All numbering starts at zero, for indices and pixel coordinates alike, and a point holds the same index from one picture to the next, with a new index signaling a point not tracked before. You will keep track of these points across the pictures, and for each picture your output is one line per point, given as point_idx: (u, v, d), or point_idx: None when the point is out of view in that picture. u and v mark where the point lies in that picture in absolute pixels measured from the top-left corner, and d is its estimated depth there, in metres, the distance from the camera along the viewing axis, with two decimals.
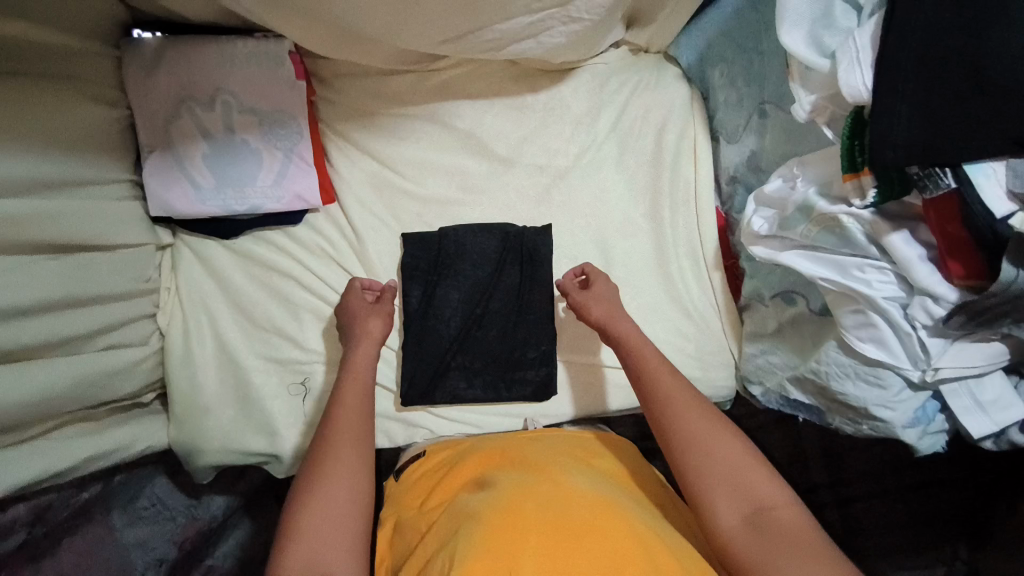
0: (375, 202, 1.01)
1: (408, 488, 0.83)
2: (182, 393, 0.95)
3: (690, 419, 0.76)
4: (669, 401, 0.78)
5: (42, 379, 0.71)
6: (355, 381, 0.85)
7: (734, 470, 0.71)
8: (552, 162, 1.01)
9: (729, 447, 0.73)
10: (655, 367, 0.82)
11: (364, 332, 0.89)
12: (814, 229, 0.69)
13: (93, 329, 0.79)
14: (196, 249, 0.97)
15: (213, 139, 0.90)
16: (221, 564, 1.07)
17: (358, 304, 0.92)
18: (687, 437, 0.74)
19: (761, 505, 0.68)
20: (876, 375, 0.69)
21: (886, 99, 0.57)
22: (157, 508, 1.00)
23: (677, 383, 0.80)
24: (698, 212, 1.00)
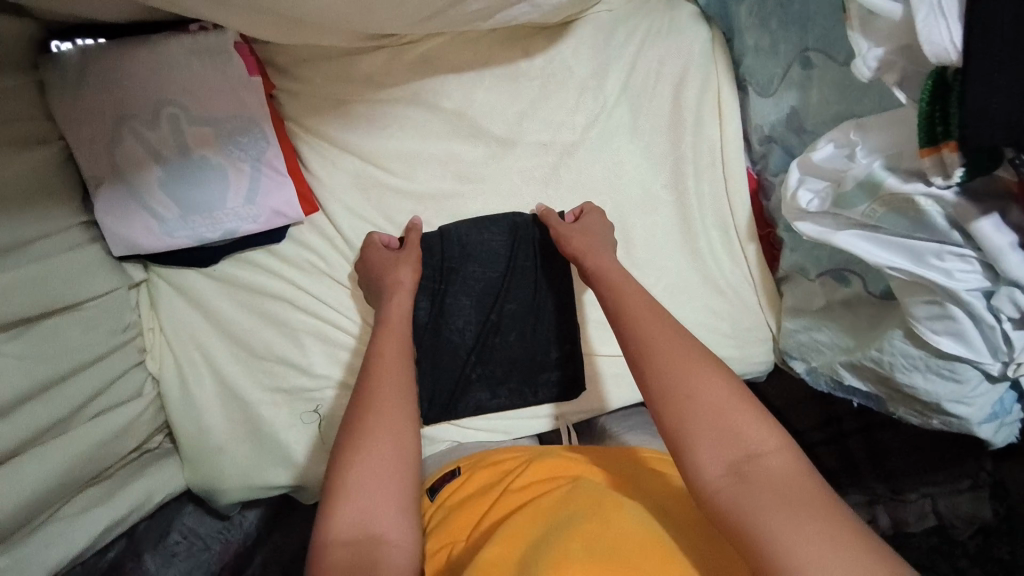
0: (363, 204, 0.90)
1: (444, 519, 0.70)
2: (190, 436, 0.89)
3: (666, 356, 0.62)
4: (648, 339, 0.64)
5: (35, 470, 0.65)
6: (388, 331, 0.76)
7: (719, 411, 0.57)
8: (557, 137, 0.89)
9: (713, 385, 0.59)
10: (635, 304, 0.69)
11: (397, 281, 0.81)
12: (879, 209, 0.60)
13: (74, 405, 0.71)
14: (175, 282, 0.88)
15: (166, 160, 0.78)
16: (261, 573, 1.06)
17: (384, 252, 0.85)
18: (659, 378, 0.61)
19: (751, 452, 0.55)
20: (950, 369, 0.61)
21: (982, 62, 0.46)
22: (189, 540, 0.96)
23: (655, 318, 0.67)
24: (727, 176, 0.89)
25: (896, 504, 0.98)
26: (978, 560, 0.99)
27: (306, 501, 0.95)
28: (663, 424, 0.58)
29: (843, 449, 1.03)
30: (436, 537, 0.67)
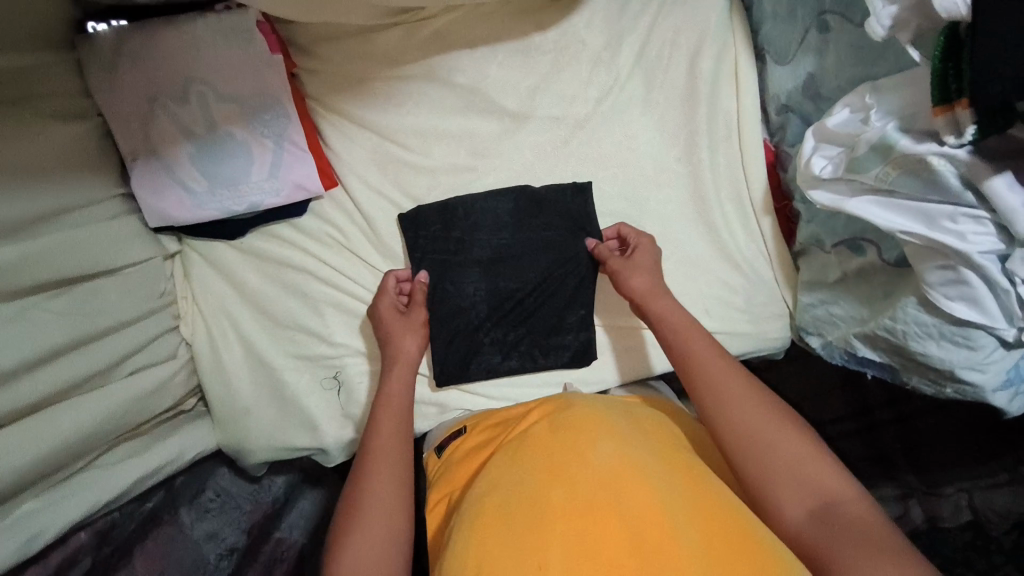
0: (381, 179, 0.93)
1: (448, 468, 0.77)
2: (221, 398, 0.95)
3: (744, 412, 0.68)
4: (717, 390, 0.70)
5: (76, 419, 0.70)
6: (388, 406, 0.78)
7: (790, 459, 0.64)
8: (570, 111, 0.89)
9: (787, 438, 0.65)
10: (704, 354, 0.74)
11: (398, 347, 0.84)
12: (892, 172, 0.58)
13: (114, 359, 0.76)
14: (205, 254, 0.93)
15: (196, 136, 0.82)
16: (289, 535, 1.05)
17: (386, 314, 0.86)
18: (740, 432, 0.66)
19: (827, 497, 0.61)
20: (965, 335, 0.60)
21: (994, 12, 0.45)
22: (222, 499, 1.01)
23: (727, 373, 0.71)
24: (743, 148, 0.88)
25: (929, 498, 0.97)
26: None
27: (327, 464, 0.98)
28: (744, 471, 0.65)
29: (876, 439, 1.01)
30: (439, 487, 0.75)
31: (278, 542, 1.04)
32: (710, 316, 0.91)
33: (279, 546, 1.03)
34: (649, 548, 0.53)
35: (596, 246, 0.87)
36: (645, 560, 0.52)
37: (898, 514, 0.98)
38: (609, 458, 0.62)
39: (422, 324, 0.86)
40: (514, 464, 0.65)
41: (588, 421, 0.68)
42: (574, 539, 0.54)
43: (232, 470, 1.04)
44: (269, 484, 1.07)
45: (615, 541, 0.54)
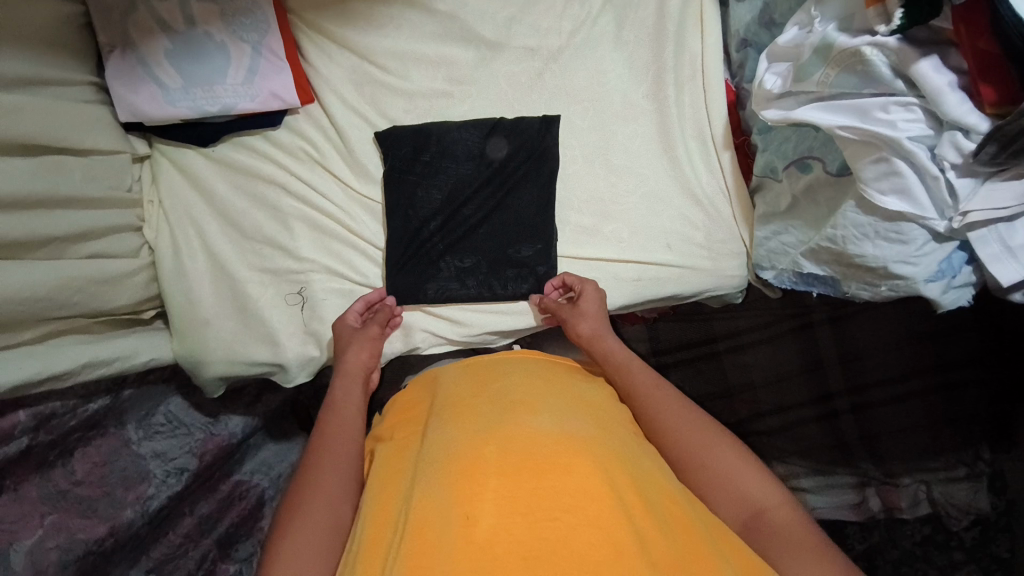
0: (357, 99, 0.95)
1: (382, 420, 0.76)
2: (178, 308, 0.93)
3: (699, 445, 0.66)
4: (653, 412, 0.70)
5: (24, 277, 0.71)
6: (344, 399, 0.78)
7: (733, 481, 0.63)
8: (544, 42, 0.94)
9: (721, 449, 0.66)
10: (639, 378, 0.75)
11: (350, 359, 0.84)
12: (832, 72, 0.63)
13: (74, 233, 0.78)
14: (175, 160, 0.93)
15: (175, 34, 0.85)
16: (250, 478, 1.08)
17: (347, 329, 0.89)
18: (677, 450, 0.67)
19: (757, 506, 0.61)
20: (896, 230, 0.63)
21: None
22: (173, 424, 0.98)
23: (662, 394, 0.72)
24: (706, 86, 0.92)
25: (886, 487, 1.09)
26: (975, 555, 1.10)
27: (286, 383, 0.96)
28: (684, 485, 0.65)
29: (833, 426, 1.12)
30: (375, 436, 0.74)
31: (237, 483, 1.06)
32: (671, 250, 0.92)
33: (239, 488, 1.06)
34: (585, 502, 0.51)
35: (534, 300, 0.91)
36: (579, 515, 0.50)
37: (856, 502, 1.12)
38: (549, 422, 0.61)
39: (376, 337, 0.87)
40: (450, 424, 0.63)
41: (526, 392, 0.68)
42: (505, 485, 0.53)
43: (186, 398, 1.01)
44: (226, 421, 1.05)
45: (546, 490, 0.52)
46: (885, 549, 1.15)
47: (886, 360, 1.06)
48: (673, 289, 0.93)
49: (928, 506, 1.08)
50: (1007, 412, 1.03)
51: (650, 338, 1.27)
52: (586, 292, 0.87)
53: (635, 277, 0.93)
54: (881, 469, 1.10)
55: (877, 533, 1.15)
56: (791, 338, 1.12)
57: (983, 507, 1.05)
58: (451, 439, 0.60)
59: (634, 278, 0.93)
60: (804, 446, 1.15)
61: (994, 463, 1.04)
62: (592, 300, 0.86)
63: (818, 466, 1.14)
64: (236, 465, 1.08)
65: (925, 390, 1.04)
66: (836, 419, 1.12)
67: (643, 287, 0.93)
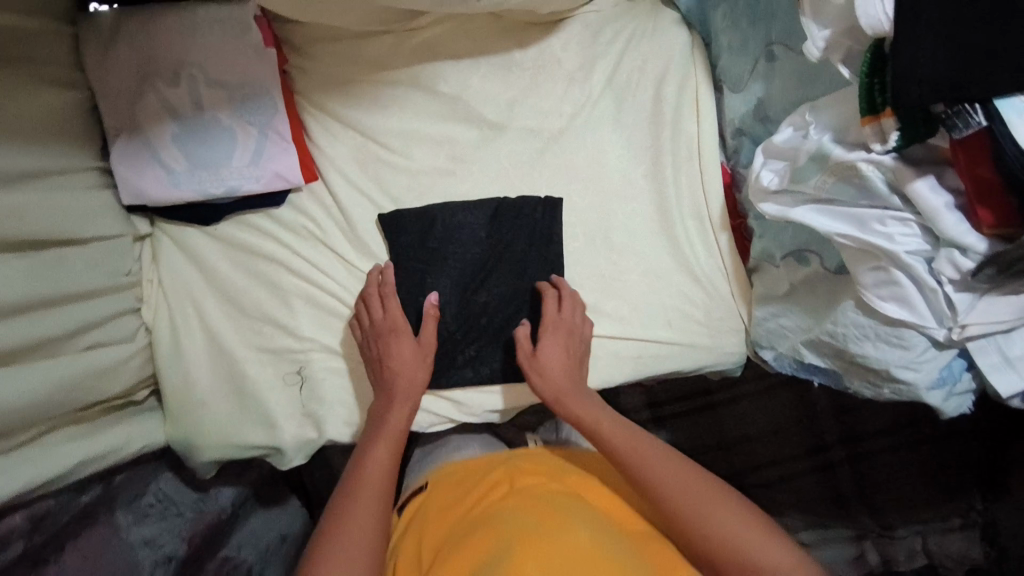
0: (359, 175, 0.96)
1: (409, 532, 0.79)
2: (175, 388, 0.92)
3: (711, 514, 0.74)
4: (683, 495, 0.76)
5: (24, 383, 0.71)
6: (387, 435, 0.85)
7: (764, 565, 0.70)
8: (545, 124, 0.96)
9: (750, 538, 0.72)
10: (666, 457, 0.81)
11: (385, 416, 0.86)
12: (828, 179, 0.64)
13: (65, 332, 0.77)
14: (175, 237, 0.93)
15: (182, 118, 0.85)
16: (236, 554, 1.03)
17: (411, 346, 0.88)
18: (710, 532, 0.73)
19: None
20: (898, 336, 0.65)
21: (903, 67, 0.53)
22: (163, 505, 0.96)
23: (684, 471, 0.79)
24: (703, 169, 0.94)
25: (884, 539, 1.19)
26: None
27: (281, 466, 0.96)
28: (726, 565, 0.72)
29: (831, 478, 1.22)
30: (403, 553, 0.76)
31: (225, 559, 1.02)
32: (670, 326, 0.96)
33: (226, 564, 1.01)
34: None
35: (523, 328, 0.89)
36: None
37: (856, 555, 1.20)
38: (584, 534, 0.62)
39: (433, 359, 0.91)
40: (485, 535, 0.64)
41: (553, 504, 0.69)
42: None
43: (177, 474, 0.99)
44: (217, 494, 1.03)
45: None
46: None
47: (873, 413, 1.20)
48: (675, 364, 0.96)
49: (924, 556, 1.18)
50: (1000, 460, 1.13)
51: (649, 403, 1.24)
52: (551, 316, 0.90)
53: (636, 354, 0.96)
54: (876, 519, 1.20)
55: None
56: (787, 391, 1.21)
57: (977, 557, 1.15)
58: (489, 551, 0.61)
59: (634, 354, 0.96)
60: (802, 498, 1.22)
61: (987, 513, 1.15)
62: (558, 316, 0.90)
63: (817, 520, 1.22)
64: (223, 538, 1.03)
65: (910, 441, 1.19)
66: (835, 472, 1.21)
67: (645, 363, 0.96)
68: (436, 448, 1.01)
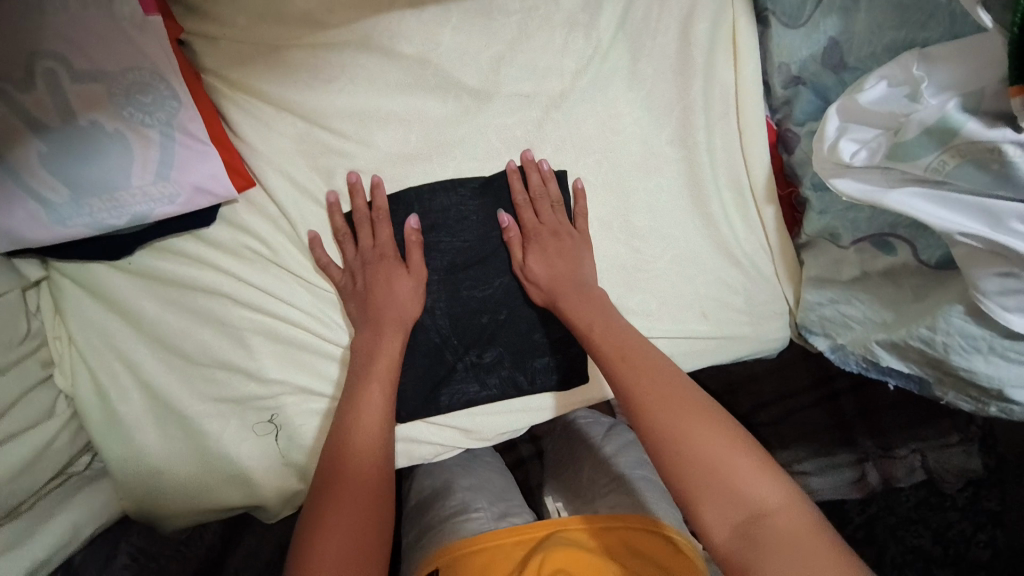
0: (310, 174, 0.75)
1: None
2: (119, 462, 0.75)
3: (688, 427, 0.61)
4: (657, 406, 0.62)
5: None
6: (376, 329, 0.71)
7: (732, 484, 0.57)
8: (542, 87, 0.75)
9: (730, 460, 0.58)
10: (645, 366, 0.66)
11: (384, 308, 0.71)
12: (951, 161, 0.49)
13: None
14: (81, 280, 0.73)
15: (47, 130, 0.62)
16: None
17: (396, 262, 0.73)
18: (681, 445, 0.60)
19: (756, 510, 0.56)
20: (1019, 350, 0.53)
21: None
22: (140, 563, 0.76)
23: (662, 378, 0.65)
24: (742, 126, 0.76)
25: (885, 460, 1.00)
26: (969, 512, 1.07)
27: (268, 520, 0.81)
28: (694, 485, 0.58)
29: (834, 407, 1.05)
30: None
31: None
32: (707, 318, 0.81)
33: None
34: None
35: (501, 215, 0.75)
36: None
37: (857, 479, 1.01)
38: None
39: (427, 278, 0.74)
40: None
41: None
42: None
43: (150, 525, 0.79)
44: (201, 534, 0.83)
45: None
46: (883, 516, 1.08)
47: None
48: (712, 359, 0.83)
49: (924, 473, 1.01)
50: None
51: None
52: (529, 224, 0.75)
53: (667, 354, 0.81)
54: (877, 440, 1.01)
55: (875, 504, 1.08)
56: None
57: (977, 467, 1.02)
58: None
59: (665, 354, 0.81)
60: (805, 430, 1.05)
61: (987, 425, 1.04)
62: (539, 224, 0.75)
63: (818, 448, 1.03)
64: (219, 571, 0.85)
65: None
66: (839, 400, 1.06)
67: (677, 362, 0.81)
68: (434, 475, 0.87)
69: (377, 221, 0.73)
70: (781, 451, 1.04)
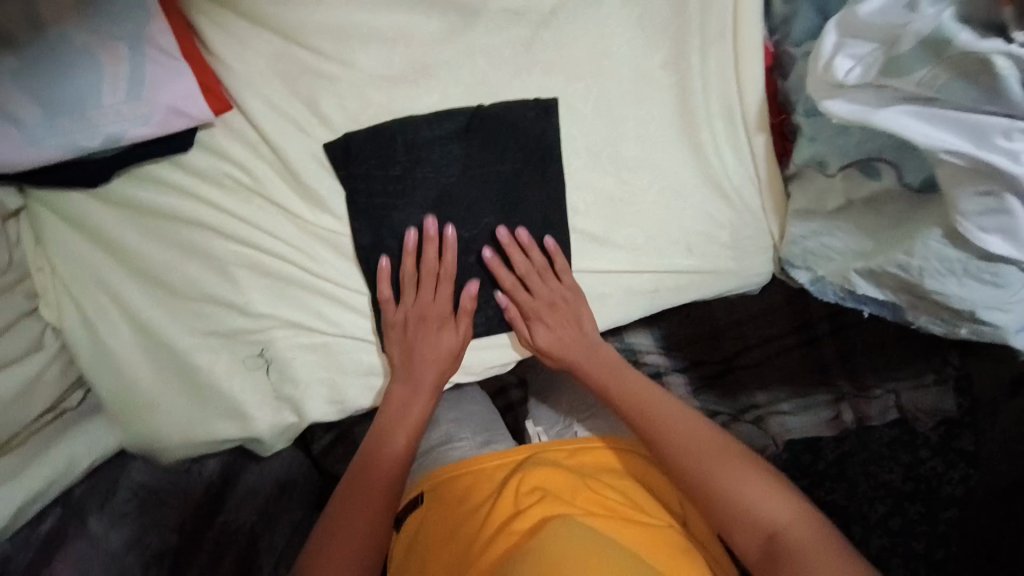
0: (289, 97, 0.72)
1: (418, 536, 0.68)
2: (112, 394, 0.76)
3: (708, 461, 0.68)
4: (678, 447, 0.69)
5: None
6: (405, 383, 0.76)
7: (745, 499, 0.64)
8: (531, 3, 0.72)
9: (755, 487, 0.65)
10: (666, 411, 0.73)
11: (411, 375, 0.76)
12: (943, 74, 0.49)
13: None
14: (57, 207, 0.72)
15: (9, 42, 0.59)
16: (241, 518, 0.81)
17: (432, 297, 0.76)
18: (704, 480, 0.67)
19: (773, 528, 0.63)
20: (993, 273, 0.55)
21: None
22: (143, 496, 0.76)
23: (683, 422, 0.72)
24: (737, 52, 0.74)
25: (861, 401, 0.92)
26: (940, 450, 1.10)
27: (262, 453, 0.83)
28: (719, 510, 0.65)
29: (814, 352, 0.94)
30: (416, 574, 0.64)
31: (225, 525, 0.80)
32: (692, 253, 0.81)
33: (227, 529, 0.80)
34: None
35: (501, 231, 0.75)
36: None
37: (832, 418, 0.94)
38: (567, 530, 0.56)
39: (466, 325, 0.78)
40: None
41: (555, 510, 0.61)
42: None
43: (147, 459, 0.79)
44: (200, 469, 0.82)
45: None
46: (856, 453, 1.12)
47: None
48: (697, 294, 0.83)
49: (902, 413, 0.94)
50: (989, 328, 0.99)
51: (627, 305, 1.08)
52: (524, 303, 0.77)
53: (652, 288, 0.82)
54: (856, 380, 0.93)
55: (850, 442, 1.13)
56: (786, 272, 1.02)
57: (951, 409, 0.90)
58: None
59: (651, 289, 0.82)
60: (786, 373, 0.95)
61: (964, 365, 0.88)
62: (548, 289, 0.77)
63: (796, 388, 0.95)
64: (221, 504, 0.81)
65: None
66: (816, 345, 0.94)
67: (660, 297, 0.82)
68: None
69: (440, 276, 0.75)
70: (759, 392, 0.95)
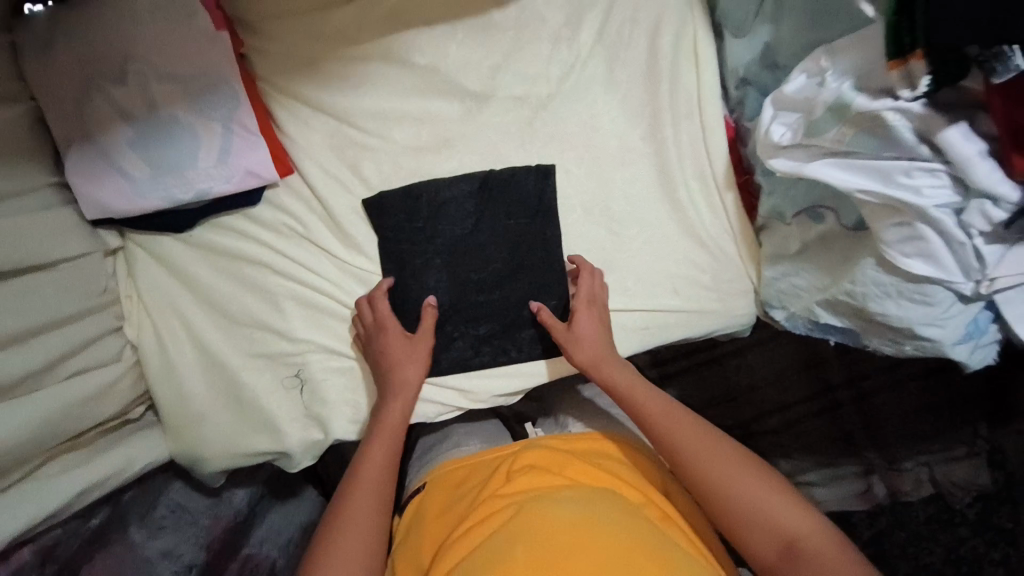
0: (337, 162, 0.89)
1: (421, 514, 0.76)
2: (170, 404, 0.88)
3: (721, 471, 0.72)
4: (695, 457, 0.74)
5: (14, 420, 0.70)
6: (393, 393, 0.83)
7: (765, 512, 0.68)
8: (533, 90, 0.90)
9: (769, 496, 0.69)
10: (680, 424, 0.77)
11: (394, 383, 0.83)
12: (849, 132, 0.62)
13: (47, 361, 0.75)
14: (149, 249, 0.88)
15: (134, 118, 0.79)
16: (259, 551, 0.97)
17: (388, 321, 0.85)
18: (721, 489, 0.71)
19: (792, 536, 0.67)
20: (922, 292, 0.64)
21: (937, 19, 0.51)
22: (178, 514, 0.91)
23: (699, 434, 0.76)
24: (705, 125, 0.89)
25: (891, 474, 1.09)
26: (980, 530, 1.10)
27: (291, 469, 0.92)
28: (736, 516, 0.70)
29: (838, 420, 1.12)
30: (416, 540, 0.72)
31: (247, 558, 0.95)
32: (679, 294, 0.91)
33: (248, 563, 0.95)
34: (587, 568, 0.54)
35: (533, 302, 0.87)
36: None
37: (863, 490, 1.10)
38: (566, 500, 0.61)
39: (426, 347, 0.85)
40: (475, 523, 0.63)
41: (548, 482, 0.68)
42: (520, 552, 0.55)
43: (187, 482, 0.94)
44: (231, 497, 0.97)
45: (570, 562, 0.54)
46: (892, 532, 1.13)
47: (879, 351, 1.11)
48: (686, 332, 0.92)
49: (929, 486, 1.09)
50: (1003, 388, 1.06)
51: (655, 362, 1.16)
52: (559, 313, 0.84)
53: (644, 325, 0.91)
54: (882, 454, 1.10)
55: (885, 518, 1.13)
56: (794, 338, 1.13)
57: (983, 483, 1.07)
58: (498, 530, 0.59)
59: (644, 326, 0.91)
60: (809, 441, 1.13)
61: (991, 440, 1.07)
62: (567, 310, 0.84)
63: (821, 459, 1.13)
64: (243, 539, 0.96)
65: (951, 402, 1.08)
66: (839, 411, 1.12)
67: (653, 334, 0.92)
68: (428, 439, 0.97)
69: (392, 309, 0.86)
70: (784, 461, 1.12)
